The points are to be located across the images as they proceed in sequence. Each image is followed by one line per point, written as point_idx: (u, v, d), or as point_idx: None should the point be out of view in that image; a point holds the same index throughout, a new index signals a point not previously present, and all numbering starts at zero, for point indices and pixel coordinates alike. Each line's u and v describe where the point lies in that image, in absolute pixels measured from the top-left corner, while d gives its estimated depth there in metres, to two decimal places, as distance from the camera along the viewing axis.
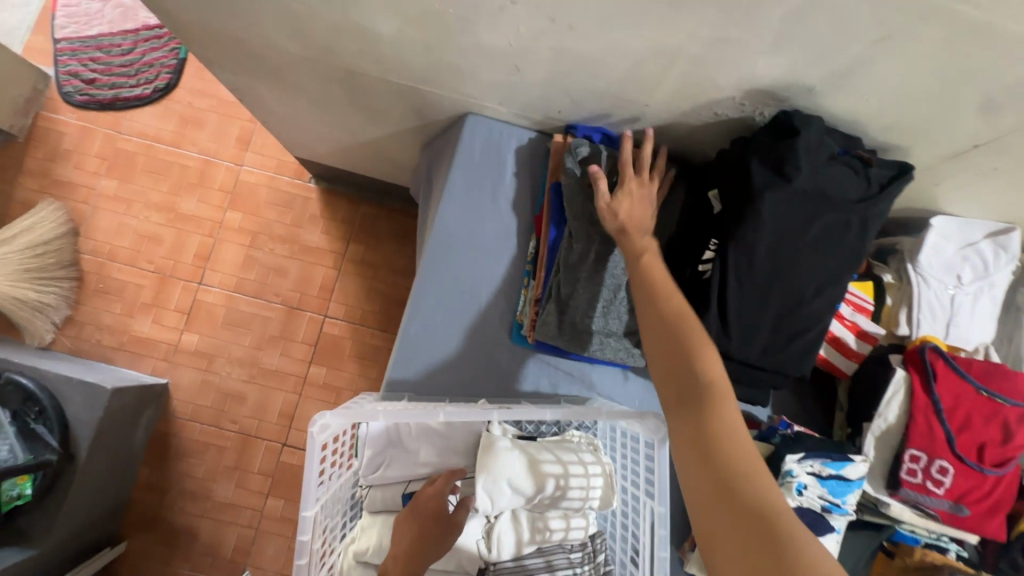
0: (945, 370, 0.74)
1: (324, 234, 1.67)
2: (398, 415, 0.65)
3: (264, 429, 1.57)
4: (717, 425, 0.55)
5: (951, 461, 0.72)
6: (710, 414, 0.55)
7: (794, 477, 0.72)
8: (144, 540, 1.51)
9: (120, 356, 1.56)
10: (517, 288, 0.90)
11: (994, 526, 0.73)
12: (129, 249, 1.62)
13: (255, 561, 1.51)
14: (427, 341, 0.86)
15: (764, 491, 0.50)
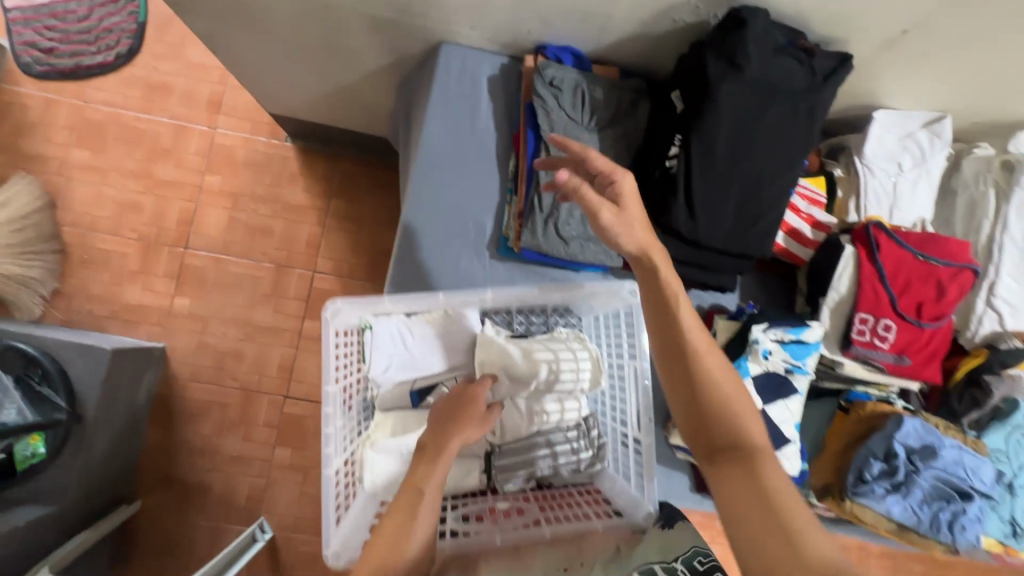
0: (887, 241, 0.83)
1: (305, 192, 1.69)
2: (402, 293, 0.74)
3: (265, 383, 1.62)
4: (761, 476, 0.57)
5: (894, 319, 0.82)
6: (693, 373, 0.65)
7: (760, 344, 0.82)
8: (158, 497, 1.56)
9: (113, 324, 1.58)
10: (500, 206, 0.96)
11: (932, 371, 0.84)
12: (110, 218, 1.62)
13: (269, 508, 1.58)
14: (420, 258, 0.92)
15: (816, 538, 0.52)
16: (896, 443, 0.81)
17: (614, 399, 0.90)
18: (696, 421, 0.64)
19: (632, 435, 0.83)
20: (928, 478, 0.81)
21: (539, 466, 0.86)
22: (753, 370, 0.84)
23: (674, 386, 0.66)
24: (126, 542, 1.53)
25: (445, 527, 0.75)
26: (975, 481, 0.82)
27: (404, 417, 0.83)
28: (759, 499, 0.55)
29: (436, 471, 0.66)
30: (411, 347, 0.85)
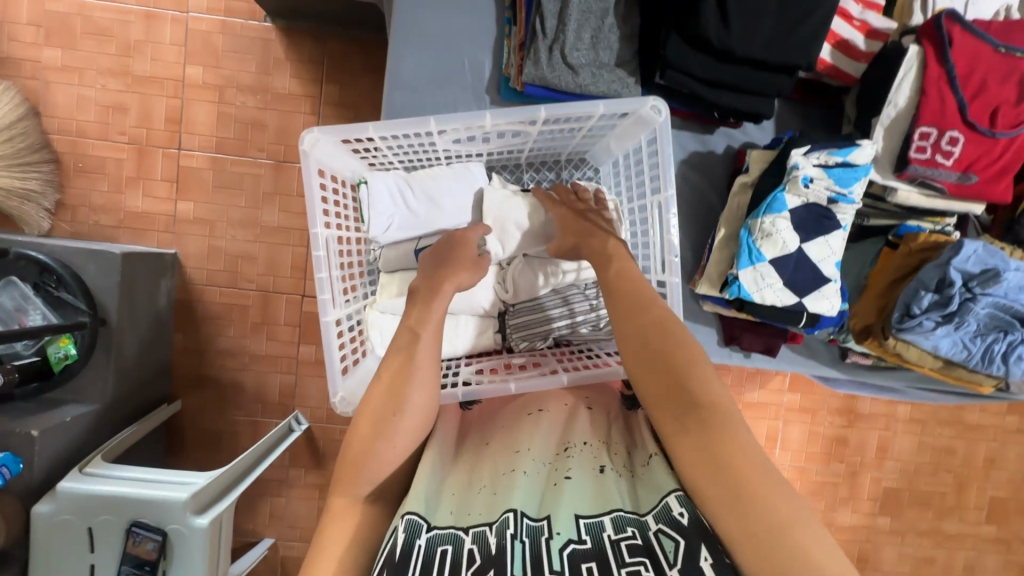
0: (961, 36, 0.70)
1: (294, 79, 1.56)
2: (386, 126, 0.68)
3: (281, 284, 1.61)
4: (729, 448, 0.57)
5: (962, 130, 0.71)
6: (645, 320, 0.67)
7: (801, 171, 0.74)
8: (197, 397, 1.62)
9: (123, 233, 1.56)
10: (498, 40, 0.84)
11: (1001, 190, 0.75)
12: (97, 123, 1.55)
13: (302, 402, 1.63)
14: (413, 108, 0.83)
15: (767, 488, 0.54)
16: (953, 270, 0.74)
17: (638, 248, 0.85)
18: (655, 379, 0.63)
19: (655, 279, 0.81)
20: (984, 308, 0.75)
21: (556, 324, 0.83)
22: (790, 203, 0.75)
23: (630, 352, 0.66)
24: (175, 438, 1.62)
25: (458, 379, 0.79)
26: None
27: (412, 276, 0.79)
28: (714, 473, 0.55)
29: (432, 310, 0.68)
30: (412, 206, 0.78)
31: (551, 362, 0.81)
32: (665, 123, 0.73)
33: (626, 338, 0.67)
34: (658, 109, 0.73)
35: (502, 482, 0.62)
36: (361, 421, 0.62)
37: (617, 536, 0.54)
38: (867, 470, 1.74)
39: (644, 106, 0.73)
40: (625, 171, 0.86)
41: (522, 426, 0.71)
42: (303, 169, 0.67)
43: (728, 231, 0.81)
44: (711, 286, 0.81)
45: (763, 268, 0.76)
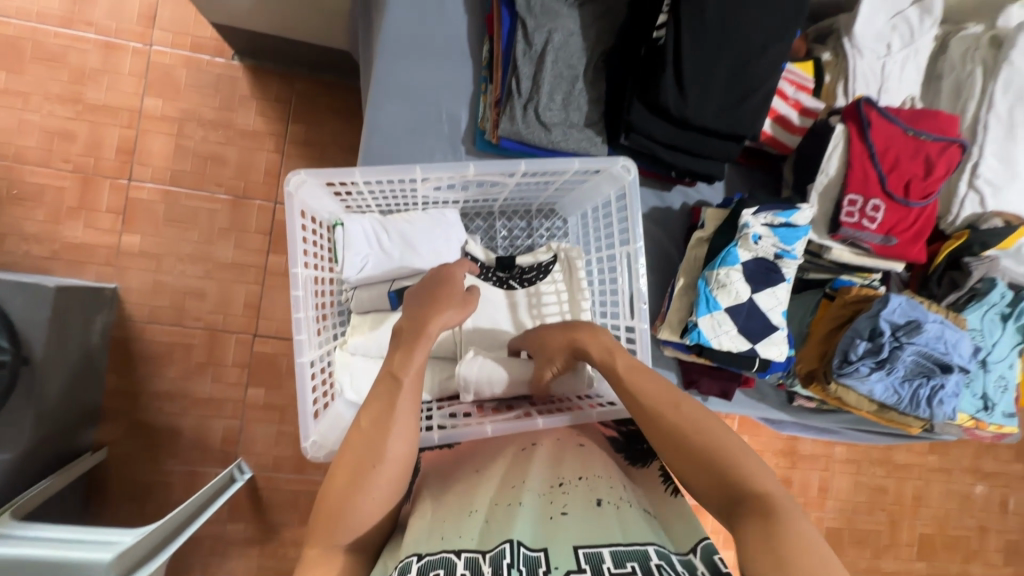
0: (878, 119, 0.81)
1: (259, 116, 1.56)
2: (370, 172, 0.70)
3: (231, 322, 1.54)
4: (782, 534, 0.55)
5: (883, 199, 0.81)
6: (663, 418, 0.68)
7: (751, 229, 0.81)
8: (127, 444, 1.49)
9: (56, 265, 1.46)
10: (475, 95, 0.89)
11: (916, 250, 0.85)
12: (39, 149, 1.46)
13: (246, 448, 1.53)
14: (390, 153, 0.85)
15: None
16: (883, 321, 0.83)
17: (608, 294, 0.90)
18: (700, 474, 0.64)
19: (624, 325, 0.85)
20: (910, 354, 0.83)
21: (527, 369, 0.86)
22: (742, 257, 0.82)
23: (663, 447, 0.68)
24: (96, 492, 1.47)
25: (430, 423, 0.78)
26: (954, 357, 0.85)
27: (382, 318, 0.79)
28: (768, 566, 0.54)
29: (415, 356, 0.64)
30: (387, 247, 0.79)
31: (523, 406, 0.82)
32: (635, 181, 0.79)
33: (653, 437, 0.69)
34: (628, 169, 0.79)
35: (498, 513, 0.60)
36: (338, 471, 0.58)
37: (617, 569, 0.53)
38: (811, 510, 1.81)
39: (615, 164, 0.79)
40: (592, 223, 0.91)
41: (502, 456, 0.72)
42: (285, 210, 0.67)
43: (687, 281, 0.87)
44: (673, 332, 0.86)
45: (719, 316, 0.82)
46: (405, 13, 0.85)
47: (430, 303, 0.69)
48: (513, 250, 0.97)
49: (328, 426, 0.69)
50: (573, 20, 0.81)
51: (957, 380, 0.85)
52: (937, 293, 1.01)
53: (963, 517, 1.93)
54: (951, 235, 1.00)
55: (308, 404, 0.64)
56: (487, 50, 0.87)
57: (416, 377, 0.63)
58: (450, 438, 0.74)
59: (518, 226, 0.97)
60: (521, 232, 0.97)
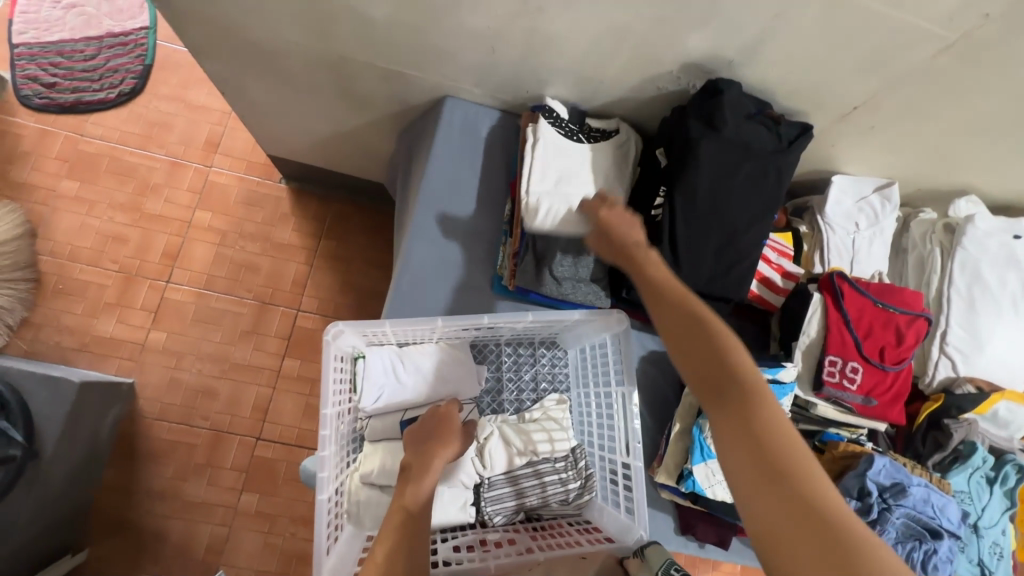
0: (850, 291, 0.92)
1: (295, 231, 1.72)
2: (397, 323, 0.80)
3: (237, 423, 1.56)
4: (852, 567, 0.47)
5: (860, 361, 0.89)
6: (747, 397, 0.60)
7: None
8: (108, 546, 1.44)
9: (81, 356, 1.53)
10: (496, 245, 1.01)
11: (896, 412, 0.91)
12: (92, 249, 1.61)
13: (229, 559, 1.47)
14: (416, 292, 0.95)
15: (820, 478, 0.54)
16: (870, 481, 0.87)
17: (605, 428, 0.96)
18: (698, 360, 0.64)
19: (620, 462, 0.90)
20: (900, 517, 0.86)
21: (529, 496, 0.90)
22: None
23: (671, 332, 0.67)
24: None
25: (437, 558, 0.79)
26: (942, 520, 0.88)
27: (394, 447, 0.83)
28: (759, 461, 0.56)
29: (424, 487, 0.70)
30: (403, 377, 0.88)
31: (525, 541, 0.84)
32: (629, 330, 0.88)
33: (666, 317, 0.68)
34: (623, 320, 0.88)
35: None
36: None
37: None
38: None
39: (612, 315, 0.89)
40: (590, 358, 1.00)
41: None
42: (323, 353, 0.76)
43: (683, 425, 0.92)
44: (669, 477, 0.90)
45: (713, 464, 0.87)
46: (441, 177, 1.01)
47: (434, 438, 0.77)
48: (515, 379, 1.02)
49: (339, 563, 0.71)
50: (584, 192, 0.96)
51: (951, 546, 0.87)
52: (922, 451, 1.05)
53: None
54: (930, 396, 1.06)
55: (322, 538, 0.68)
56: (508, 209, 1.01)
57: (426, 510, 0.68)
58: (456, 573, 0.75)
59: (522, 355, 1.04)
60: (526, 362, 1.04)
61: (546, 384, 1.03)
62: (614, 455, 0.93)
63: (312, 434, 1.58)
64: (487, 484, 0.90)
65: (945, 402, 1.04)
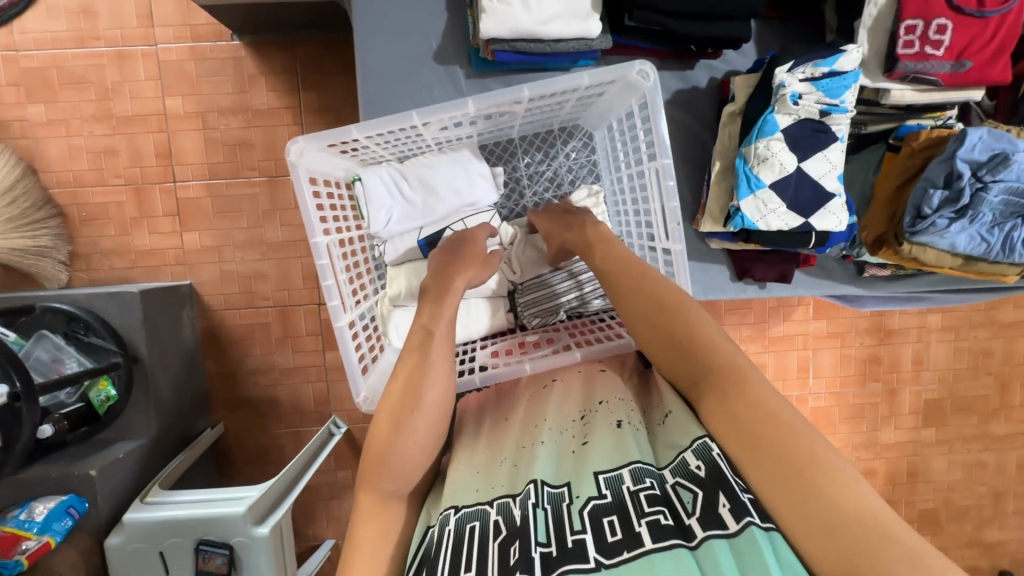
0: None
1: (271, 92, 1.56)
2: (368, 128, 0.71)
3: (296, 296, 1.64)
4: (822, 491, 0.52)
5: (950, 18, 0.81)
6: (708, 367, 0.64)
7: (788, 88, 0.77)
8: (237, 417, 1.68)
9: (137, 272, 1.60)
10: (463, 12, 0.83)
11: (998, 70, 0.85)
12: (92, 169, 1.57)
13: (337, 405, 1.67)
14: (388, 97, 0.83)
15: (791, 432, 0.56)
16: (960, 160, 0.85)
17: (639, 207, 0.89)
18: (666, 354, 0.69)
19: (660, 246, 0.84)
20: (998, 195, 0.86)
21: (564, 296, 0.95)
22: (782, 122, 0.79)
23: (638, 326, 0.72)
24: (224, 459, 1.68)
25: (476, 364, 0.90)
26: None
27: (415, 266, 0.83)
28: (735, 426, 0.59)
29: (443, 309, 0.72)
30: (408, 195, 0.83)
31: (563, 340, 0.90)
32: (655, 88, 0.75)
33: (635, 321, 0.72)
34: (646, 74, 0.75)
35: (523, 455, 0.68)
36: (382, 420, 0.65)
37: (636, 486, 0.58)
38: (905, 385, 1.78)
39: (633, 68, 0.75)
40: (620, 134, 0.90)
41: (540, 397, 0.78)
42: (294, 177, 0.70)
43: (724, 163, 0.86)
44: (716, 223, 0.86)
45: (764, 195, 0.80)
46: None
47: (453, 265, 0.77)
48: (538, 177, 1.01)
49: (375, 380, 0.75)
50: None
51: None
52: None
53: None
54: None
55: (350, 359, 0.70)
56: None
57: (447, 327, 0.71)
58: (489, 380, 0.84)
59: (537, 150, 1.00)
60: (545, 158, 1.00)
61: (569, 177, 1.01)
62: (652, 237, 0.87)
63: None
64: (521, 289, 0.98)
65: None
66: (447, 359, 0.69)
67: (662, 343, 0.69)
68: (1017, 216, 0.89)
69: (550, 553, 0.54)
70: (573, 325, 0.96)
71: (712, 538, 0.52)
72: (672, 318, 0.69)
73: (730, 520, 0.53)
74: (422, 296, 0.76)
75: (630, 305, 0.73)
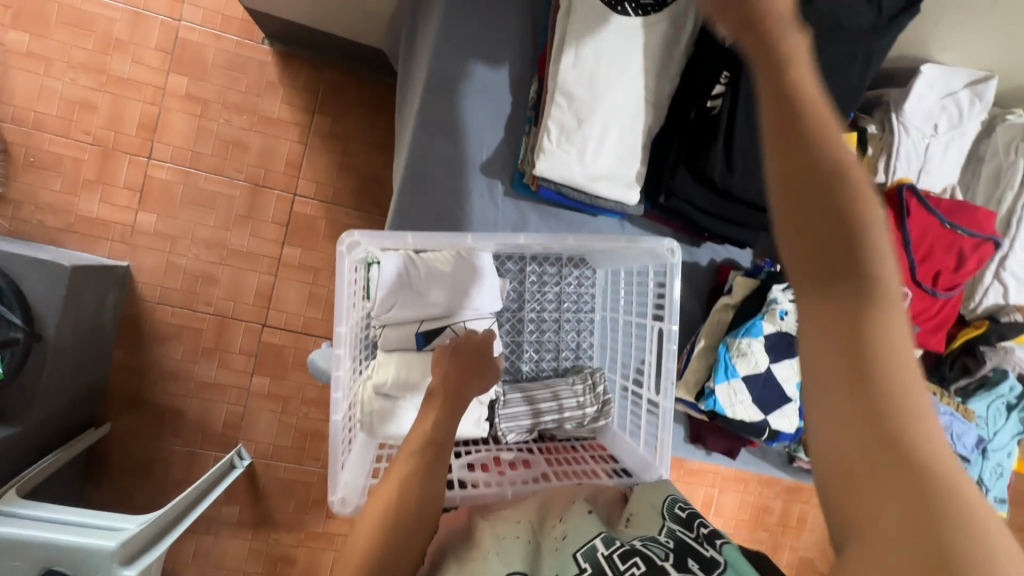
0: (917, 208, 0.98)
1: (286, 104, 1.53)
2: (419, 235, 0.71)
3: (241, 309, 1.54)
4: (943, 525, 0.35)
5: (912, 288, 0.99)
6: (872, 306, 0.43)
7: (779, 303, 0.91)
8: (129, 420, 1.50)
9: (70, 238, 1.44)
10: (519, 135, 0.92)
11: (936, 339, 1.05)
12: (59, 117, 1.43)
13: (248, 434, 1.55)
14: (425, 191, 0.87)
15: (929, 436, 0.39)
16: None
17: (636, 354, 0.93)
18: (805, 238, 0.45)
19: (648, 397, 0.88)
20: None
21: (545, 416, 0.94)
22: (766, 329, 0.92)
23: (780, 199, 0.47)
24: (97, 463, 1.49)
25: (455, 479, 0.82)
26: (957, 446, 1.12)
27: (409, 358, 0.81)
28: (855, 392, 0.41)
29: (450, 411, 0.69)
30: (419, 287, 0.81)
31: (542, 466, 0.87)
32: (678, 264, 0.82)
33: (785, 181, 0.46)
34: (673, 251, 0.82)
35: (504, 546, 0.66)
36: (366, 523, 0.60)
37: (609, 549, 0.62)
38: (787, 539, 1.94)
39: (662, 245, 0.82)
40: (625, 283, 0.96)
41: (515, 503, 0.76)
42: (337, 267, 0.70)
43: (707, 342, 0.97)
44: (689, 393, 0.97)
45: (736, 384, 0.92)
46: (454, 54, 0.84)
47: (465, 372, 0.73)
48: (539, 295, 1.02)
49: (354, 476, 0.72)
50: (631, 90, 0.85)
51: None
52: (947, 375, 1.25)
53: None
54: (971, 322, 1.22)
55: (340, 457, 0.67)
56: (535, 93, 0.90)
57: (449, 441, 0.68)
58: (471, 501, 0.78)
59: (548, 268, 1.02)
60: (551, 278, 1.03)
61: (570, 303, 1.03)
62: (640, 385, 0.92)
63: (318, 323, 1.57)
64: (501, 403, 0.92)
65: (985, 328, 1.20)
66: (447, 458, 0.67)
67: (808, 209, 0.45)
68: None
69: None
70: (546, 447, 0.97)
71: None
72: (852, 205, 0.45)
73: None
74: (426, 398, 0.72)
75: (778, 152, 0.47)
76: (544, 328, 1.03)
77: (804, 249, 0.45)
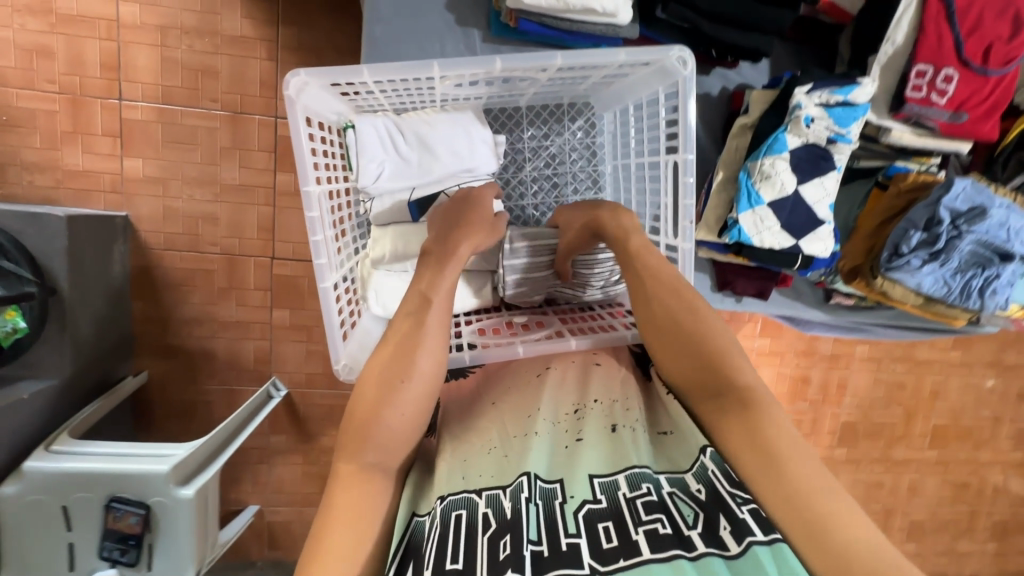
0: None
1: (247, 19, 1.42)
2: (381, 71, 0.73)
3: (247, 246, 1.51)
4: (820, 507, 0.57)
5: (955, 68, 0.97)
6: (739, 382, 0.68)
7: (804, 110, 0.92)
8: (164, 367, 1.54)
9: (62, 195, 1.42)
10: None
11: (987, 125, 1.03)
12: (20, 69, 1.37)
13: (279, 366, 1.58)
14: (397, 45, 0.89)
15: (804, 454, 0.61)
16: (943, 205, 1.02)
17: (650, 197, 0.93)
18: (682, 344, 0.73)
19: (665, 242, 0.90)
20: (970, 244, 1.04)
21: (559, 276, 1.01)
22: (792, 142, 0.95)
23: (651, 324, 0.77)
24: (144, 410, 1.55)
25: (463, 341, 0.94)
26: (1015, 242, 1.04)
27: (403, 232, 0.87)
28: (748, 437, 0.64)
29: (444, 274, 0.77)
30: (400, 150, 0.86)
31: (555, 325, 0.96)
32: (690, 77, 0.79)
33: (657, 315, 0.76)
34: (684, 61, 0.79)
35: (514, 446, 0.74)
36: (366, 386, 0.70)
37: (633, 492, 0.65)
38: (828, 407, 1.92)
39: (673, 54, 0.79)
40: (635, 121, 0.94)
41: (531, 387, 0.84)
42: (291, 115, 0.74)
43: (725, 174, 1.03)
44: (710, 232, 1.03)
45: (761, 212, 0.97)
46: None
47: (460, 228, 0.80)
48: (539, 151, 1.04)
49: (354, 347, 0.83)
50: None
51: (1013, 268, 1.06)
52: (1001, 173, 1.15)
53: (977, 409, 2.03)
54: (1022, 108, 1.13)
55: (332, 320, 0.78)
56: None
57: (445, 296, 0.76)
58: (479, 359, 0.89)
59: (539, 113, 1.02)
60: (545, 135, 1.03)
61: (576, 155, 1.04)
62: (657, 229, 0.93)
63: None
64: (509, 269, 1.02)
65: None
66: (446, 323, 0.74)
67: (673, 332, 0.74)
68: (975, 268, 1.07)
69: (541, 551, 0.59)
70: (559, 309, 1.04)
71: (711, 555, 0.57)
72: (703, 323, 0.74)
73: (732, 543, 0.58)
74: (425, 259, 0.81)
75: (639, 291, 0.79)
76: (545, 196, 1.05)
77: (680, 355, 0.74)
